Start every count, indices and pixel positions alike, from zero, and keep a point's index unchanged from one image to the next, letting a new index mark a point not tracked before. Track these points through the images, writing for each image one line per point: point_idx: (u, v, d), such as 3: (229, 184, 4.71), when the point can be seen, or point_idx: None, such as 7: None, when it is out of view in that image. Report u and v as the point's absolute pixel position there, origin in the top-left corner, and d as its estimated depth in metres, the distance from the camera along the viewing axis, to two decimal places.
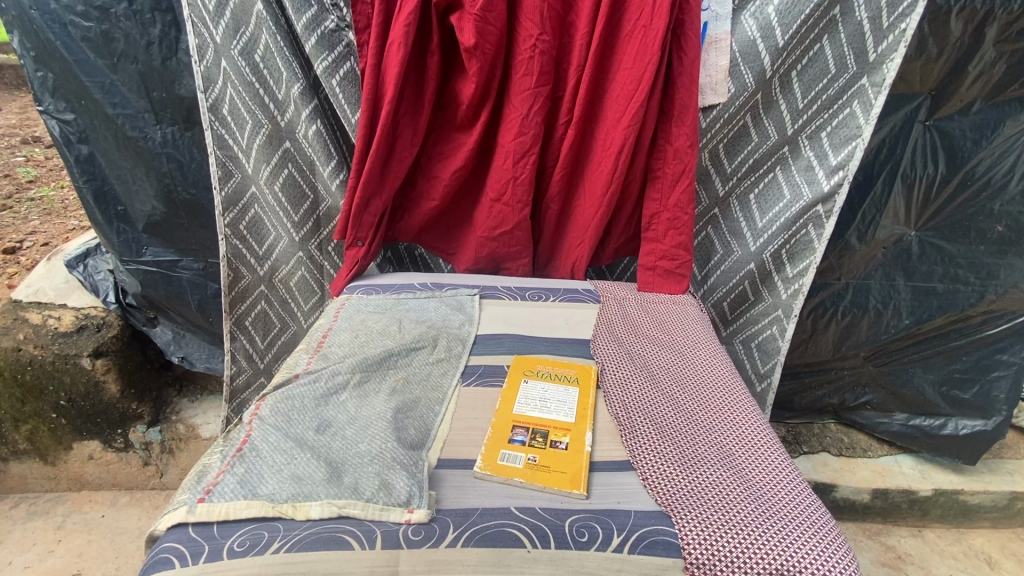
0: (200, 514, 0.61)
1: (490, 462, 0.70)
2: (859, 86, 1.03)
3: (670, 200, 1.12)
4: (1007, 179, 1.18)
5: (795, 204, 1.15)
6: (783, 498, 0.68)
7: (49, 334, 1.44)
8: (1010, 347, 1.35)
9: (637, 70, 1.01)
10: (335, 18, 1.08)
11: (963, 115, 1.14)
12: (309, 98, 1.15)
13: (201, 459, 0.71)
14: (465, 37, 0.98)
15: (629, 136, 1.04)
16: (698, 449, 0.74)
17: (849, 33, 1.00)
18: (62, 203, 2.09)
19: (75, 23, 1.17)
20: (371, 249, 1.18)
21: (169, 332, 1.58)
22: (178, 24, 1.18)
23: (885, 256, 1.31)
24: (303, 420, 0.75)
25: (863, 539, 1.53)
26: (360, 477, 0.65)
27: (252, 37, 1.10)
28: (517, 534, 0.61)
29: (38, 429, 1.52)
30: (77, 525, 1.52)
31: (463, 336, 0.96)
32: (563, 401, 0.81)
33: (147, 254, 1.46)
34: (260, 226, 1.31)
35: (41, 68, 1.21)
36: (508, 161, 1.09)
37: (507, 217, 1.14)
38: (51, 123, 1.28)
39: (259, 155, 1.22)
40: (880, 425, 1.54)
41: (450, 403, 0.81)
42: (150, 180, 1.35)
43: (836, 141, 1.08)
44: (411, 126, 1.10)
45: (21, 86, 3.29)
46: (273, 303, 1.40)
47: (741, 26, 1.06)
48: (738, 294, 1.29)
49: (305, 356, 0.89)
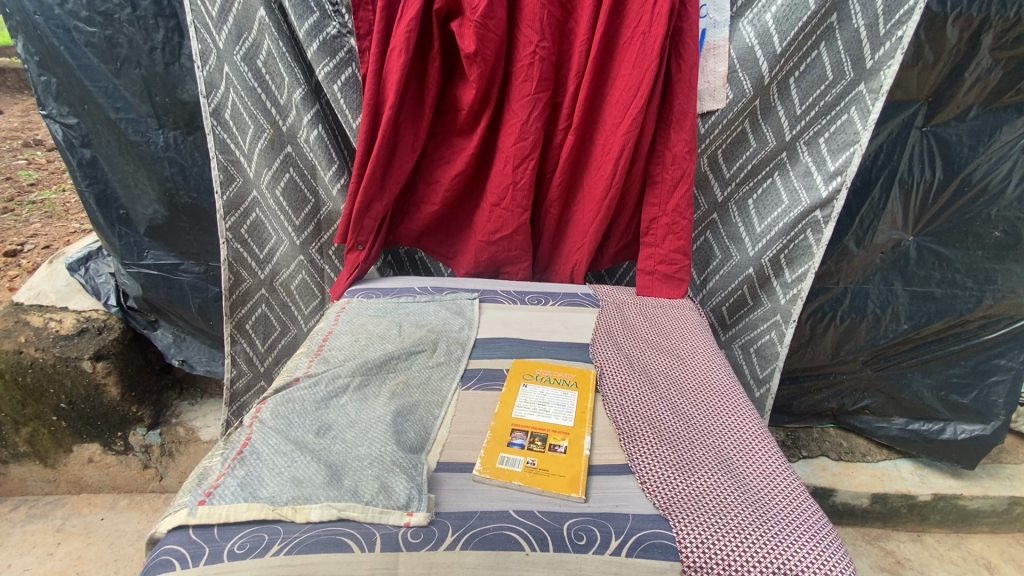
0: (201, 516, 0.62)
1: (489, 465, 0.71)
2: (856, 93, 1.04)
3: (669, 205, 1.13)
4: (1004, 185, 1.19)
5: (793, 209, 1.16)
6: (780, 502, 0.68)
7: (50, 337, 1.44)
8: (1009, 352, 1.35)
9: (637, 76, 1.01)
10: (336, 24, 1.09)
11: (960, 121, 1.15)
12: (310, 103, 1.16)
13: (201, 462, 0.71)
14: (465, 43, 0.99)
15: (629, 141, 1.04)
16: (695, 452, 0.75)
17: (846, 40, 1.01)
18: (63, 207, 2.10)
19: (79, 29, 1.18)
20: (372, 253, 1.18)
21: (169, 335, 1.59)
22: (181, 30, 1.19)
23: (883, 261, 1.31)
24: (303, 423, 0.75)
25: (862, 544, 1.53)
26: (360, 480, 0.66)
27: (255, 43, 1.11)
28: (516, 537, 0.62)
29: (38, 432, 1.52)
30: (77, 528, 1.53)
31: (463, 340, 0.96)
32: (561, 405, 0.82)
33: (149, 257, 1.46)
34: (260, 229, 1.32)
35: (45, 72, 1.23)
36: (508, 166, 1.10)
37: (507, 221, 1.15)
38: (54, 127, 1.29)
39: (260, 159, 1.23)
40: (879, 429, 1.54)
41: (450, 406, 0.82)
42: (151, 184, 1.35)
43: (834, 147, 1.09)
44: (412, 131, 1.11)
45: (23, 89, 3.31)
46: (274, 307, 1.41)
47: (738, 32, 1.07)
48: (737, 299, 1.30)
49: (305, 359, 0.90)
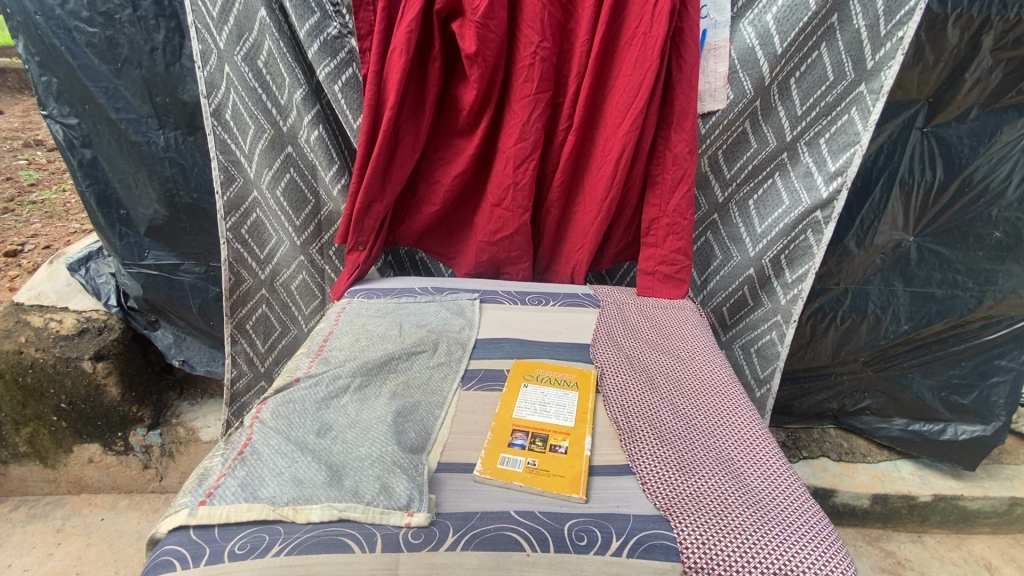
0: (201, 517, 0.62)
1: (490, 465, 0.71)
2: (857, 93, 1.04)
3: (670, 206, 1.13)
4: (1005, 186, 1.19)
5: (794, 209, 1.16)
6: (780, 502, 0.68)
7: (50, 337, 1.44)
8: (1010, 352, 1.35)
9: (637, 77, 1.01)
10: (337, 24, 1.09)
11: (960, 122, 1.15)
12: (311, 103, 1.16)
13: (201, 462, 0.71)
14: (465, 43, 0.99)
15: (629, 142, 1.04)
16: (695, 453, 0.75)
17: (847, 41, 1.02)
18: (63, 207, 2.10)
19: (80, 29, 1.18)
20: (372, 253, 1.18)
21: (169, 335, 1.59)
22: (182, 30, 1.19)
23: (884, 262, 1.31)
24: (304, 423, 0.75)
25: (862, 544, 1.53)
26: (361, 480, 0.66)
27: (255, 43, 1.11)
28: (517, 537, 0.62)
29: (38, 432, 1.52)
30: (77, 528, 1.53)
31: (463, 340, 0.96)
32: (562, 405, 0.82)
33: (149, 258, 1.46)
34: (261, 230, 1.32)
35: (45, 73, 1.23)
36: (508, 167, 1.10)
37: (507, 222, 1.15)
38: (55, 127, 1.29)
39: (260, 159, 1.23)
40: (879, 430, 1.54)
41: (450, 406, 0.82)
42: (152, 184, 1.36)
43: (835, 147, 1.09)
44: (412, 132, 1.11)
45: (23, 89, 3.31)
46: (274, 308, 1.41)
47: (739, 32, 1.07)
48: (737, 300, 1.30)
49: (306, 359, 0.90)
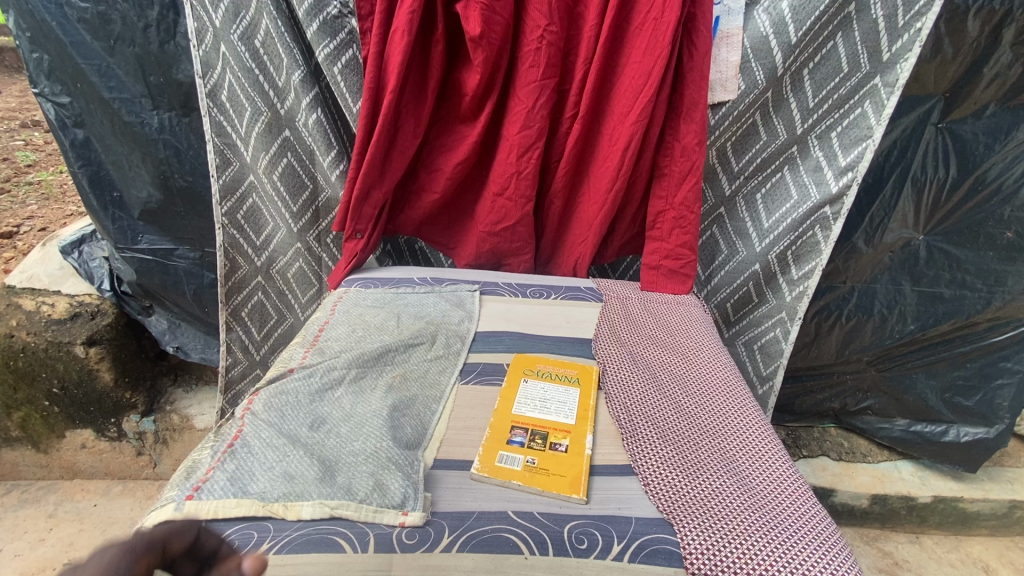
0: (188, 511, 0.59)
1: (488, 463, 0.68)
2: (871, 86, 1.01)
3: (676, 199, 1.10)
4: (1019, 185, 1.16)
5: (802, 204, 1.13)
6: (786, 507, 0.66)
7: (42, 321, 1.41)
8: (1016, 355, 1.33)
9: (647, 63, 0.98)
10: (336, 4, 1.05)
11: (976, 118, 1.12)
12: (310, 85, 1.13)
13: (190, 455, 0.69)
14: (470, 25, 0.95)
15: (637, 132, 1.01)
16: (699, 454, 0.72)
17: (864, 31, 0.98)
18: (61, 188, 2.07)
19: (71, 4, 1.14)
20: (371, 241, 1.15)
21: (164, 322, 1.56)
22: (177, 7, 1.15)
23: (892, 260, 1.29)
24: (297, 415, 0.73)
25: (859, 544, 1.52)
26: (354, 477, 0.64)
27: (252, 22, 1.08)
28: (514, 540, 0.60)
29: (30, 417, 1.50)
30: (68, 514, 1.51)
31: (462, 333, 0.94)
32: (563, 402, 0.79)
33: (143, 242, 1.43)
34: (258, 215, 1.29)
35: (37, 49, 1.19)
36: (511, 155, 1.07)
37: (510, 211, 1.12)
38: (45, 106, 1.25)
39: (257, 143, 1.20)
40: (880, 430, 1.52)
41: (448, 401, 0.79)
42: (146, 166, 1.32)
43: (846, 142, 1.06)
44: (413, 116, 1.08)
45: (22, 69, 3.26)
46: (270, 295, 1.38)
47: (753, 21, 1.03)
48: (741, 296, 1.28)
49: (300, 350, 0.87)
